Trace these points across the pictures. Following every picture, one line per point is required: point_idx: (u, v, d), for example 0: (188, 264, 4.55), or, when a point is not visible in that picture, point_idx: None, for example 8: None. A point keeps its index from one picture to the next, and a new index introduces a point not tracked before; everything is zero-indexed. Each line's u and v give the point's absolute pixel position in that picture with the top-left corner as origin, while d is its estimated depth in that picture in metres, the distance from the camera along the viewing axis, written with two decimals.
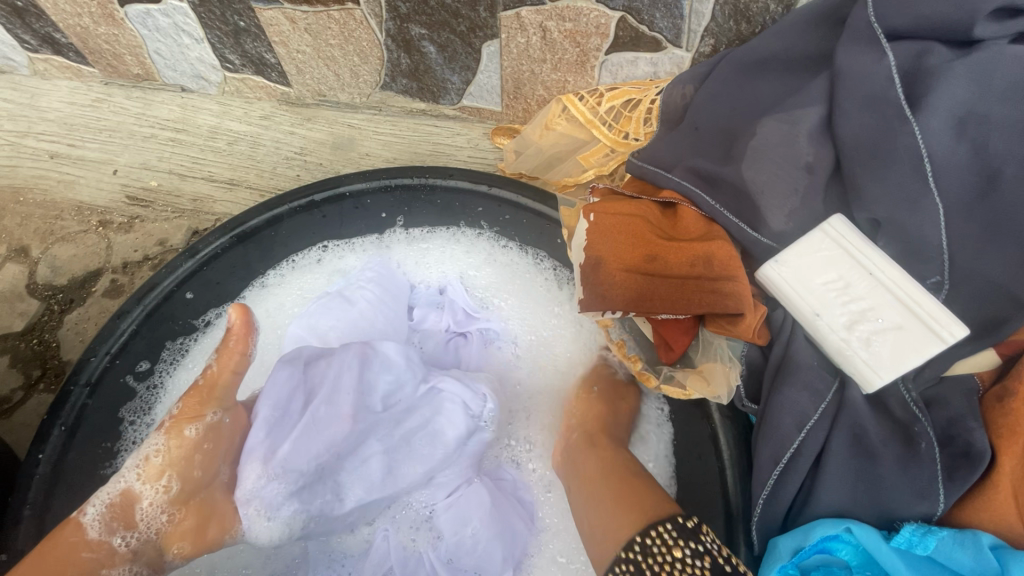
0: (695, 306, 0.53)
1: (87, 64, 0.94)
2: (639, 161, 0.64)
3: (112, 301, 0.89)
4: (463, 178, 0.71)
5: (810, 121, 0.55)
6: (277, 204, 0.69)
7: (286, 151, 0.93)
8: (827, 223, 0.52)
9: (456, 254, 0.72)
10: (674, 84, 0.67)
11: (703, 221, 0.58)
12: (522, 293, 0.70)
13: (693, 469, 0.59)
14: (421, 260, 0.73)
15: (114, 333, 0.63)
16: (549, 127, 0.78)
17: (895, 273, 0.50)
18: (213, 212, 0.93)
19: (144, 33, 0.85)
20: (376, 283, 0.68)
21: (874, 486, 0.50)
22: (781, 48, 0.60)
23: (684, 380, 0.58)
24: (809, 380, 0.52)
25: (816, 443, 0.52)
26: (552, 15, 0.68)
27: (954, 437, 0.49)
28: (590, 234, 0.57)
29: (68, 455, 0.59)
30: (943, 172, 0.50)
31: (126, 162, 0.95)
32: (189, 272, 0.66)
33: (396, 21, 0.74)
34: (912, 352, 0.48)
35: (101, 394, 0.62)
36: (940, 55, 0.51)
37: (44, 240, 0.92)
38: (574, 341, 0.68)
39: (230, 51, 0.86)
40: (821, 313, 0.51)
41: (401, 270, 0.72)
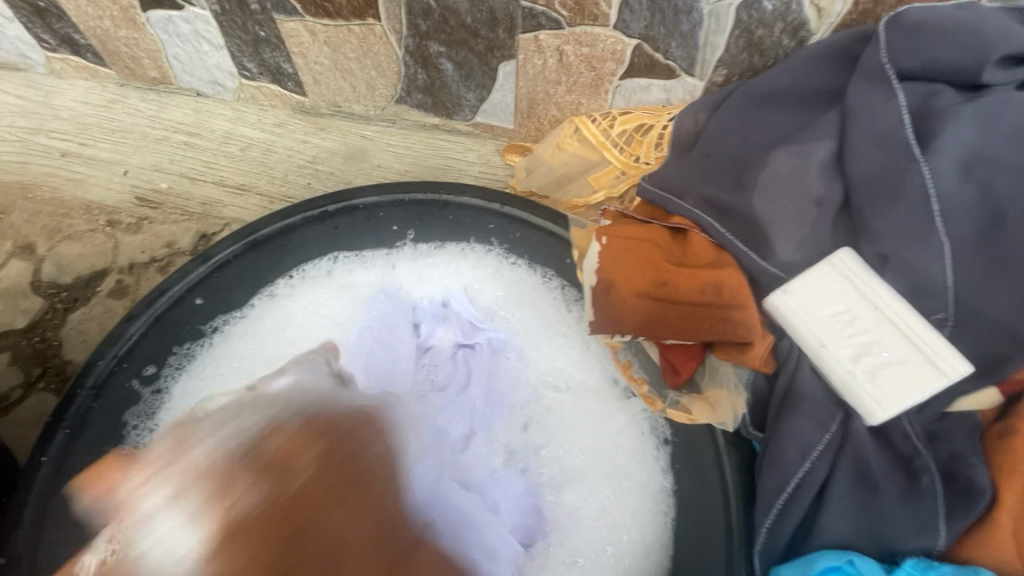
0: (704, 332, 0.55)
1: (104, 66, 0.94)
2: (651, 186, 0.65)
3: (116, 301, 0.89)
4: (475, 196, 0.72)
5: (819, 155, 0.57)
6: (291, 213, 0.70)
7: (298, 159, 0.94)
8: (835, 256, 0.53)
9: (463, 270, 0.73)
10: (686, 111, 0.68)
11: (713, 246, 0.59)
12: (531, 311, 0.70)
13: (695, 494, 0.59)
14: (427, 282, 0.72)
15: (123, 336, 0.63)
16: (561, 147, 0.79)
17: (900, 308, 0.51)
18: (221, 217, 0.94)
19: (164, 38, 0.86)
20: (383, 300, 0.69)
21: (877, 518, 0.51)
22: (792, 82, 0.61)
23: (689, 406, 0.58)
24: (813, 411, 0.53)
25: (820, 473, 0.52)
26: (570, 40, 0.70)
27: (956, 473, 0.50)
28: (602, 256, 0.58)
29: (70, 457, 0.58)
30: (950, 212, 0.51)
31: (137, 164, 0.96)
32: (199, 278, 0.67)
33: (415, 38, 0.76)
34: (915, 387, 0.49)
35: (107, 397, 0.61)
36: (948, 98, 0.53)
37: (50, 238, 0.92)
38: (583, 355, 0.68)
39: (249, 59, 0.87)
40: (826, 344, 0.52)
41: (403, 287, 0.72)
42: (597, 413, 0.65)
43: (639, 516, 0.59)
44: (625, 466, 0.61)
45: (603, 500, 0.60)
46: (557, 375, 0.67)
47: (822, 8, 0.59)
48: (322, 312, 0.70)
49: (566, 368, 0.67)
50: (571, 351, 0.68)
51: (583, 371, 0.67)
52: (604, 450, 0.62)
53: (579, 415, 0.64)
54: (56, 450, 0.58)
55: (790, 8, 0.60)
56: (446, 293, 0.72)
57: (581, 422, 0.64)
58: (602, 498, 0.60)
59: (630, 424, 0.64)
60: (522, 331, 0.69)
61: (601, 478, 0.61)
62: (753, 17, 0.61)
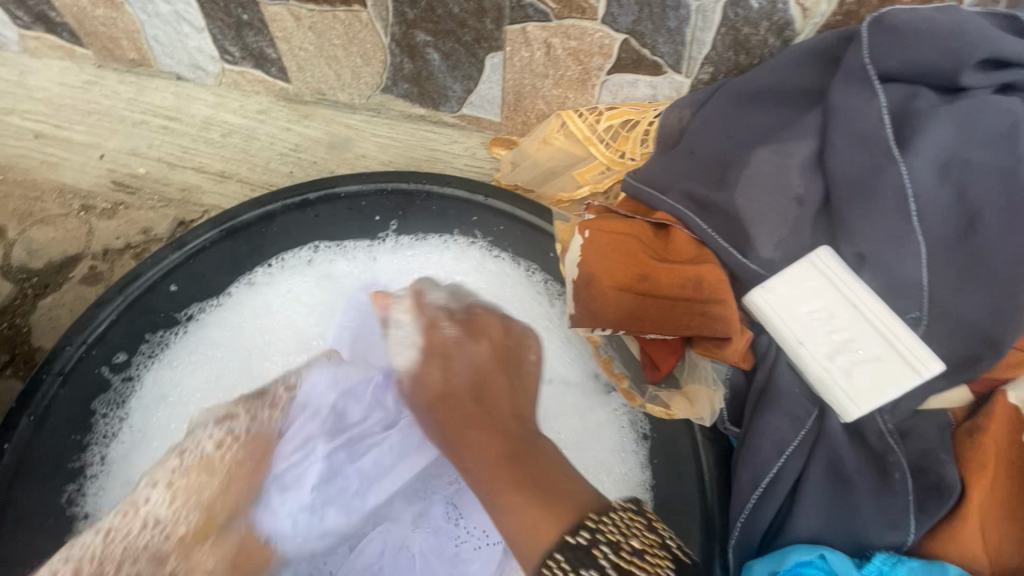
0: (684, 328, 0.55)
1: (81, 45, 0.92)
2: (635, 181, 0.65)
3: (89, 288, 0.86)
4: (459, 187, 0.71)
5: (802, 154, 0.57)
6: (271, 200, 0.69)
7: (281, 147, 0.93)
8: (814, 254, 0.54)
9: (444, 262, 0.71)
10: (672, 108, 0.68)
11: (695, 243, 0.59)
12: (513, 304, 0.69)
13: (673, 490, 0.58)
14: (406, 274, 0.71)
15: (92, 321, 0.61)
16: (547, 141, 0.79)
17: (876, 306, 0.51)
18: (201, 204, 0.92)
19: (143, 18, 0.83)
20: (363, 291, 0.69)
21: (849, 515, 0.51)
22: (776, 81, 0.61)
23: (668, 401, 0.59)
24: (790, 407, 0.53)
25: (794, 469, 0.53)
26: (558, 32, 0.69)
27: (927, 470, 0.51)
28: (584, 250, 0.57)
29: (36, 445, 0.57)
30: (927, 212, 0.52)
31: (114, 147, 0.94)
32: (174, 264, 0.65)
33: (402, 26, 0.75)
34: (889, 384, 0.50)
35: (74, 384, 0.60)
36: (927, 100, 0.54)
37: (21, 221, 0.90)
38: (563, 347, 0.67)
39: (231, 43, 0.85)
40: (804, 341, 0.52)
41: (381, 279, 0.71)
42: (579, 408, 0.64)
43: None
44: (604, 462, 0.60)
45: None
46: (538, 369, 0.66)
47: (806, 8, 0.60)
48: (302, 302, 0.69)
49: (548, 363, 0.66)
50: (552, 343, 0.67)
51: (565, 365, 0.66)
52: (584, 445, 0.62)
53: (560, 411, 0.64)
54: (21, 437, 0.57)
55: (776, 7, 0.60)
56: (427, 284, 0.70)
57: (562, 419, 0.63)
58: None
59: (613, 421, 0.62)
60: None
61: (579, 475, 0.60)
62: (740, 15, 0.61)
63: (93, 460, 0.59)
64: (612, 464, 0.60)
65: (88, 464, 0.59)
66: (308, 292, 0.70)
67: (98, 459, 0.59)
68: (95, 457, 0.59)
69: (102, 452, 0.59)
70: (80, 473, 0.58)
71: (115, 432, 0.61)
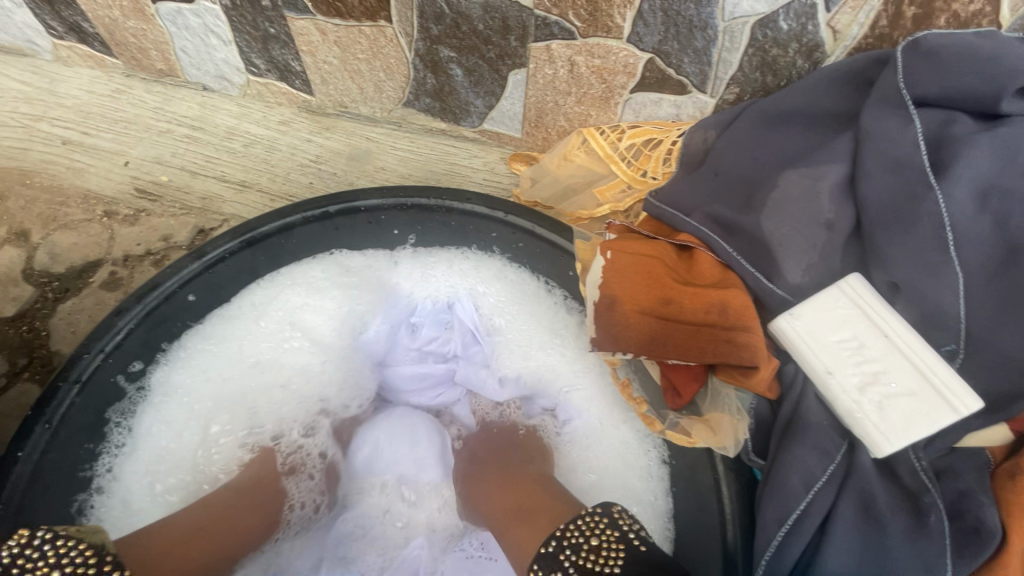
0: (709, 355, 0.53)
1: (111, 55, 0.93)
2: (657, 202, 0.64)
3: (109, 294, 0.87)
4: (479, 204, 0.70)
5: (832, 178, 0.56)
6: (290, 212, 0.68)
7: (302, 158, 0.93)
8: (844, 281, 0.52)
9: (460, 273, 0.72)
10: (696, 128, 0.68)
11: (719, 266, 0.58)
12: (528, 319, 0.70)
13: (693, 521, 0.57)
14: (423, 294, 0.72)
15: (110, 330, 0.60)
16: (568, 158, 0.78)
17: (910, 338, 0.50)
18: (221, 213, 0.93)
19: (173, 30, 0.85)
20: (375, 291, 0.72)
21: (881, 557, 0.49)
22: (806, 103, 0.60)
23: (689, 428, 0.57)
24: (818, 441, 0.51)
25: (822, 505, 0.50)
26: (582, 51, 0.69)
27: (964, 512, 0.48)
28: (606, 272, 0.56)
29: (48, 454, 0.56)
30: (965, 242, 0.50)
31: (139, 155, 0.95)
32: (193, 274, 0.64)
33: (426, 42, 0.75)
34: (923, 419, 0.47)
35: (90, 392, 0.59)
36: (964, 126, 0.53)
37: (46, 226, 0.91)
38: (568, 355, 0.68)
39: (257, 56, 0.86)
40: (833, 371, 0.51)
41: (390, 284, 0.72)
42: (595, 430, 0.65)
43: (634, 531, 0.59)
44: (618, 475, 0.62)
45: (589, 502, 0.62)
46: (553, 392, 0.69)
47: (838, 30, 0.59)
48: (321, 310, 0.71)
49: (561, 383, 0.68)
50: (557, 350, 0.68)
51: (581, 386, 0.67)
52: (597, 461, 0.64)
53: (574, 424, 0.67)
54: (33, 447, 0.55)
55: (806, 29, 0.59)
56: (448, 297, 0.72)
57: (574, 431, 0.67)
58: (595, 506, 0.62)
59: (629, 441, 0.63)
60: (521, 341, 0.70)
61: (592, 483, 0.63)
62: (769, 35, 0.61)
63: (102, 470, 0.60)
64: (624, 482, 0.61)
65: (98, 473, 0.59)
66: (323, 300, 0.71)
67: (107, 470, 0.60)
68: (105, 466, 0.60)
69: (111, 462, 0.60)
70: (91, 482, 0.59)
71: (126, 442, 0.61)
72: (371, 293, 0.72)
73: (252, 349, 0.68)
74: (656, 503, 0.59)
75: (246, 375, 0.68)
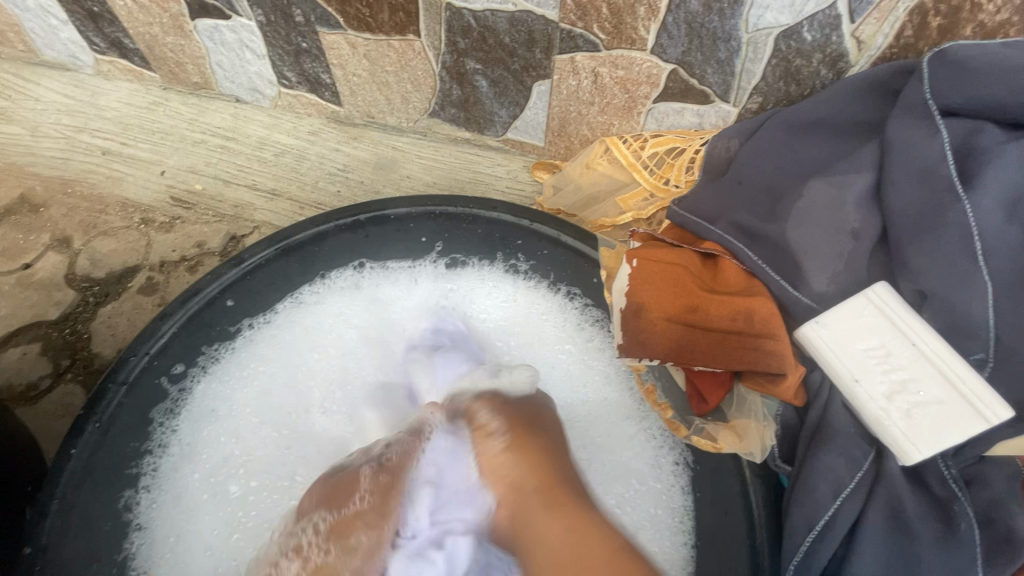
0: (735, 362, 0.54)
1: (149, 69, 0.97)
2: (681, 210, 0.64)
3: (146, 298, 0.90)
4: (506, 213, 0.72)
5: (857, 188, 0.57)
6: (324, 220, 0.71)
7: (330, 167, 0.96)
8: (871, 289, 0.52)
9: (477, 284, 0.73)
10: (720, 137, 0.68)
11: (744, 274, 0.58)
12: (542, 329, 0.71)
13: (720, 526, 0.58)
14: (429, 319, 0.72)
15: (155, 333, 0.64)
16: (591, 166, 0.80)
17: (938, 346, 0.50)
18: (252, 220, 0.96)
19: (209, 45, 0.88)
20: (378, 305, 0.73)
21: (909, 563, 0.49)
22: (827, 113, 0.61)
23: (715, 434, 0.58)
24: (846, 448, 0.52)
25: (851, 513, 0.51)
26: (606, 62, 0.70)
27: (994, 520, 0.49)
28: (632, 280, 0.57)
29: (97, 452, 0.59)
30: (992, 252, 0.51)
31: (174, 165, 0.98)
32: (232, 280, 0.68)
33: (453, 54, 0.77)
34: (952, 429, 0.47)
35: (136, 393, 0.62)
36: (992, 135, 0.53)
37: (86, 233, 0.95)
38: (579, 361, 0.69)
39: (289, 69, 0.89)
40: (860, 379, 0.51)
41: (383, 301, 0.73)
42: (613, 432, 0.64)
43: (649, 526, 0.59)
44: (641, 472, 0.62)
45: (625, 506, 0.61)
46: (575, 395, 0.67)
47: (862, 41, 0.59)
48: (348, 321, 0.72)
49: (574, 387, 0.68)
50: (572, 355, 0.69)
51: (600, 388, 0.67)
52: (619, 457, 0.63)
53: (592, 420, 0.66)
54: (86, 444, 0.59)
55: (830, 40, 0.60)
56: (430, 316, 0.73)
57: (595, 427, 0.65)
58: (619, 501, 0.61)
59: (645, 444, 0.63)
60: (535, 349, 0.70)
61: (616, 482, 0.62)
62: (792, 46, 0.61)
63: (147, 469, 0.61)
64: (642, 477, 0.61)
65: (143, 472, 0.61)
66: (340, 312, 0.72)
67: (151, 469, 0.61)
68: (150, 466, 0.61)
69: (155, 462, 0.62)
70: (138, 479, 0.60)
71: (169, 442, 0.63)
72: (380, 305, 0.73)
73: (267, 363, 0.69)
74: (670, 502, 0.60)
75: (257, 391, 0.67)
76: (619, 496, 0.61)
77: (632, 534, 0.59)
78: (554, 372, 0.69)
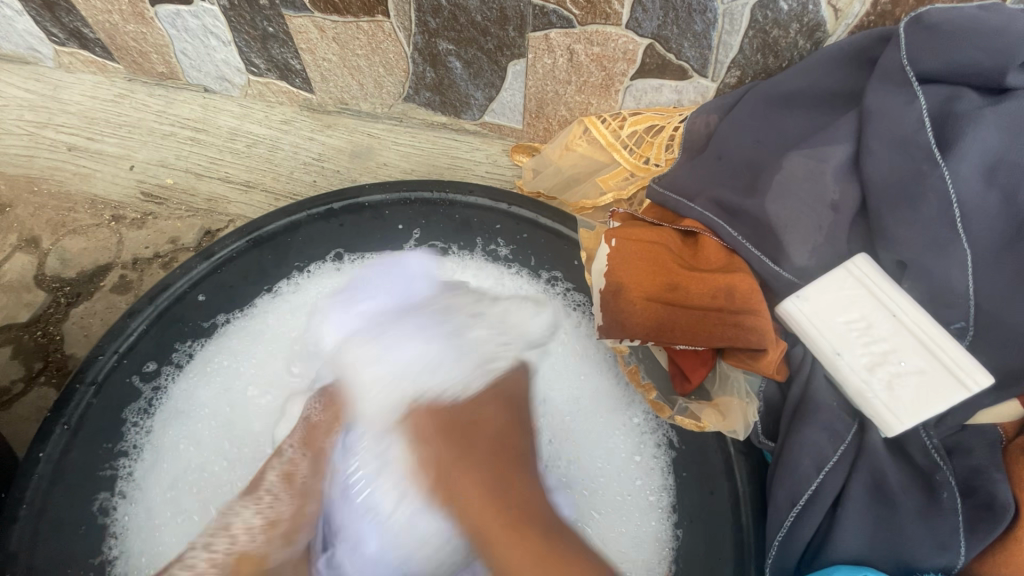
0: (716, 340, 0.53)
1: (113, 60, 0.94)
2: (660, 188, 0.63)
3: (120, 297, 0.88)
4: (483, 196, 0.71)
5: (837, 158, 0.55)
6: (296, 210, 0.70)
7: (304, 157, 0.93)
8: (850, 262, 0.52)
9: (457, 269, 0.70)
10: (698, 112, 0.67)
11: (725, 251, 0.58)
12: None
13: (706, 504, 0.57)
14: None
15: (123, 331, 0.62)
16: (570, 147, 0.77)
17: (918, 316, 0.49)
18: (226, 213, 0.93)
19: (172, 33, 0.85)
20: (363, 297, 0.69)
21: (891, 532, 0.50)
22: (807, 84, 0.60)
23: (699, 413, 0.57)
24: (827, 422, 0.52)
25: (833, 485, 0.51)
26: (581, 39, 0.69)
27: (976, 488, 0.49)
28: (611, 260, 0.56)
29: (68, 454, 0.58)
30: (971, 218, 0.50)
31: (144, 159, 0.96)
32: (202, 275, 0.66)
33: (425, 35, 0.75)
34: (935, 398, 0.47)
35: (106, 394, 0.61)
36: (970, 101, 0.52)
37: (55, 232, 0.92)
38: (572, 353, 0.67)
39: (257, 56, 0.86)
40: (841, 352, 0.50)
41: None
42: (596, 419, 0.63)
43: (630, 511, 0.58)
44: (620, 463, 0.61)
45: (608, 501, 0.59)
46: (562, 388, 0.65)
47: (839, 9, 0.58)
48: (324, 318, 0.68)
49: (569, 387, 0.65)
50: (563, 346, 0.67)
51: (584, 377, 0.66)
52: (605, 444, 0.62)
53: (582, 422, 0.63)
54: (54, 448, 0.57)
55: (806, 9, 0.58)
56: None
57: (584, 416, 0.64)
58: (607, 501, 0.59)
59: (629, 423, 0.63)
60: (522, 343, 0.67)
61: (594, 476, 0.60)
62: (769, 17, 0.60)
63: (125, 470, 0.60)
64: (626, 461, 0.61)
65: (120, 473, 0.60)
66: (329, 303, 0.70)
67: (129, 470, 0.60)
68: (126, 467, 0.60)
69: (133, 462, 0.60)
70: (114, 482, 0.59)
71: (144, 443, 0.61)
72: None
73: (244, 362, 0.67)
74: (652, 485, 0.59)
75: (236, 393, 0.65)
76: (608, 496, 0.59)
77: (618, 526, 0.58)
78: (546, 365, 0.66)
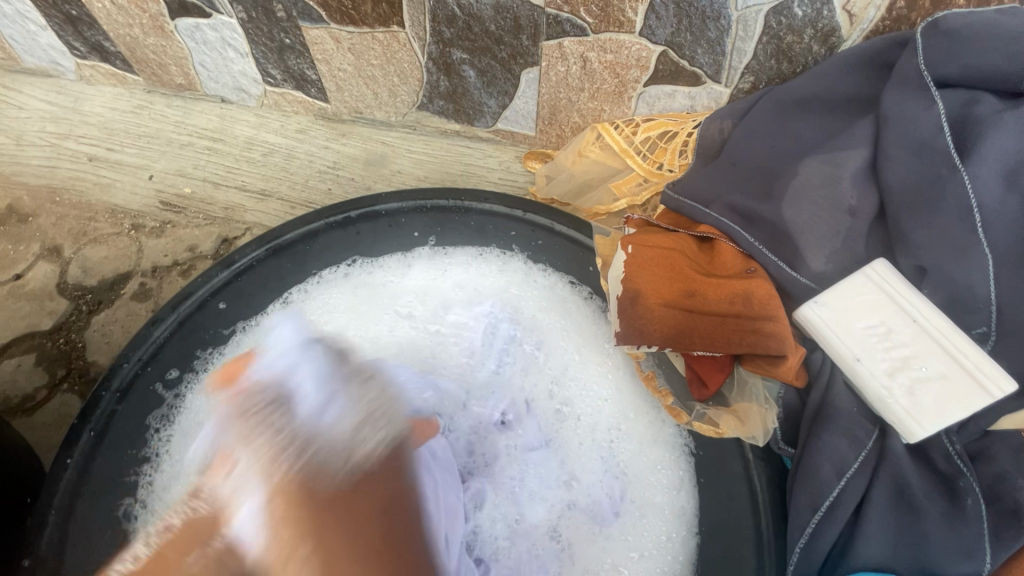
0: (734, 345, 0.54)
1: (132, 72, 0.96)
2: (675, 193, 0.64)
3: (139, 304, 0.89)
4: (499, 203, 0.72)
5: (854, 163, 0.56)
6: (313, 219, 0.71)
7: (319, 165, 0.94)
8: (869, 266, 0.52)
9: (465, 271, 0.71)
10: (712, 118, 0.67)
11: (742, 256, 0.57)
12: (562, 326, 0.68)
13: (728, 514, 0.57)
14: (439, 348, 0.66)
15: (147, 339, 0.63)
16: (583, 154, 0.78)
17: (938, 321, 0.49)
18: (243, 221, 0.94)
19: (191, 45, 0.87)
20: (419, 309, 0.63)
21: (916, 540, 0.50)
22: (821, 89, 0.60)
23: (717, 419, 0.57)
24: (848, 428, 0.52)
25: (855, 492, 0.51)
26: (594, 46, 0.69)
27: (1001, 495, 0.49)
28: (627, 266, 0.57)
29: (94, 460, 0.58)
30: (992, 223, 0.50)
31: (162, 169, 0.97)
32: (223, 283, 0.68)
33: (439, 45, 0.76)
34: (956, 405, 0.47)
35: (130, 400, 0.62)
36: (989, 104, 0.52)
37: (77, 241, 0.94)
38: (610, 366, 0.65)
39: (273, 66, 0.87)
40: (861, 358, 0.50)
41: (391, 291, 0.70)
42: (634, 444, 0.61)
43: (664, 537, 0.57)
44: (653, 483, 0.59)
45: (645, 526, 0.58)
46: (593, 418, 0.63)
47: (854, 14, 0.58)
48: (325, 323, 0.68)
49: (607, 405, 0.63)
50: (597, 356, 0.66)
51: (615, 407, 0.63)
52: (635, 474, 0.60)
53: (629, 446, 0.61)
54: (81, 453, 0.58)
55: (821, 14, 0.58)
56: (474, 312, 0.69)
57: (617, 446, 0.61)
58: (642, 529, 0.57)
59: (662, 446, 0.61)
60: (553, 371, 0.65)
61: (635, 500, 0.59)
62: (784, 22, 0.60)
63: (147, 476, 0.60)
64: (659, 490, 0.59)
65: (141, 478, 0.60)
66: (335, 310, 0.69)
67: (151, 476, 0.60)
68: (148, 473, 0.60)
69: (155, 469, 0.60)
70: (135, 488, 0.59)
71: (163, 451, 0.61)
72: (377, 292, 0.71)
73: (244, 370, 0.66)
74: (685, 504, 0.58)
75: None
76: (644, 524, 0.57)
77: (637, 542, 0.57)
78: (577, 393, 0.64)
